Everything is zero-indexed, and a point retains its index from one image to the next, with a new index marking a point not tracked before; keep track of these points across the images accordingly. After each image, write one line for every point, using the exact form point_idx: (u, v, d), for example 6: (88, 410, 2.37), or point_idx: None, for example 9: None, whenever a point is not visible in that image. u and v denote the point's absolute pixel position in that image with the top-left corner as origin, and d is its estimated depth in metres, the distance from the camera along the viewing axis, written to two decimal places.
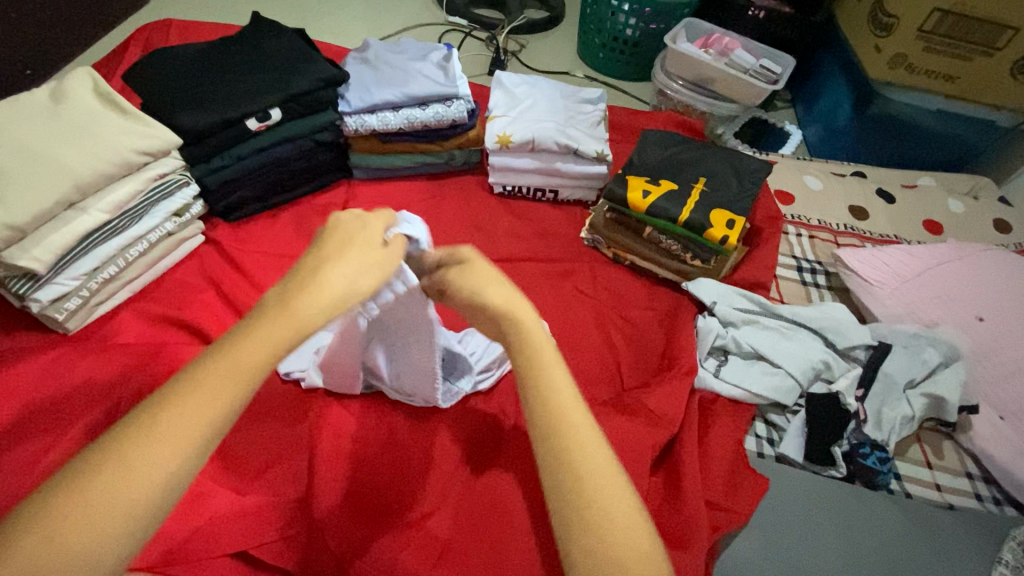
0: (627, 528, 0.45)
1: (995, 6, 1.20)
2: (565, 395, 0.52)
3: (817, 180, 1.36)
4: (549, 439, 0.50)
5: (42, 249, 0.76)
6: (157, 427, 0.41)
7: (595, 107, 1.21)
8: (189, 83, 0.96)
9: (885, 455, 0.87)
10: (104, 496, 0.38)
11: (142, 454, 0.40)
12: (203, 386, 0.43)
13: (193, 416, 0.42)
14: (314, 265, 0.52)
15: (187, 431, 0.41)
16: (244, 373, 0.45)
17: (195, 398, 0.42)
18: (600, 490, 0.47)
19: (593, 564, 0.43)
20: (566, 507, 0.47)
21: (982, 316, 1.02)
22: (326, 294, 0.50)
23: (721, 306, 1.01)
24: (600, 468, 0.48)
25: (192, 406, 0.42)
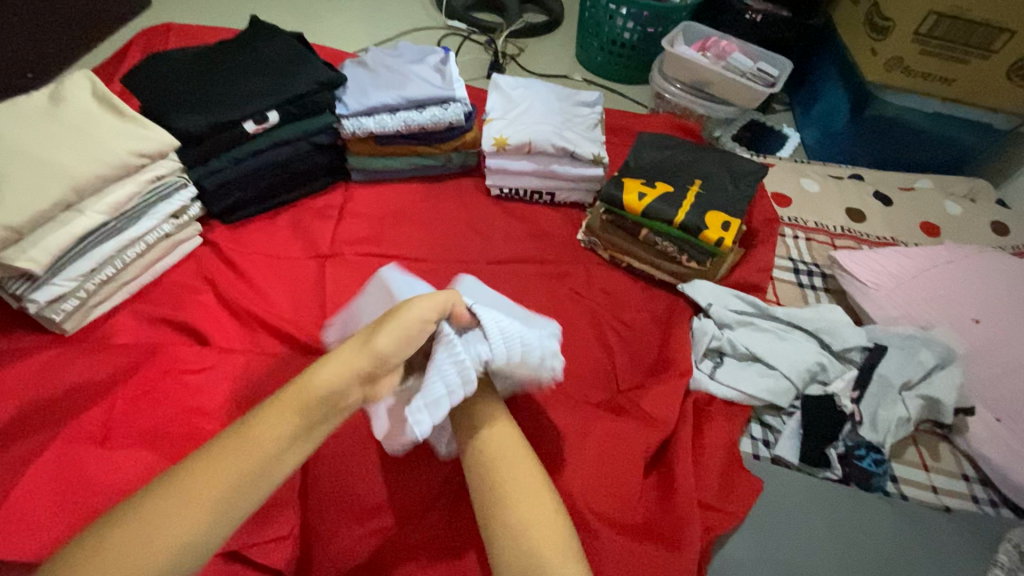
0: (540, 507, 0.59)
1: (990, 9, 1.21)
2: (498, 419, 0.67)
3: (814, 182, 1.36)
4: (487, 450, 0.63)
5: (40, 250, 0.76)
6: (192, 486, 0.50)
7: (592, 110, 1.22)
8: (186, 86, 0.96)
9: (881, 457, 0.88)
10: (137, 538, 0.47)
11: (173, 504, 0.49)
12: (222, 453, 0.53)
13: (208, 477, 0.51)
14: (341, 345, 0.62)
15: (207, 492, 0.50)
16: (267, 443, 0.54)
17: (225, 461, 0.52)
18: (528, 509, 0.58)
19: (515, 535, 0.56)
20: (497, 527, 0.57)
21: (978, 318, 1.02)
22: (341, 368, 0.59)
23: (717, 307, 1.01)
24: (523, 467, 0.62)
25: (223, 469, 0.52)
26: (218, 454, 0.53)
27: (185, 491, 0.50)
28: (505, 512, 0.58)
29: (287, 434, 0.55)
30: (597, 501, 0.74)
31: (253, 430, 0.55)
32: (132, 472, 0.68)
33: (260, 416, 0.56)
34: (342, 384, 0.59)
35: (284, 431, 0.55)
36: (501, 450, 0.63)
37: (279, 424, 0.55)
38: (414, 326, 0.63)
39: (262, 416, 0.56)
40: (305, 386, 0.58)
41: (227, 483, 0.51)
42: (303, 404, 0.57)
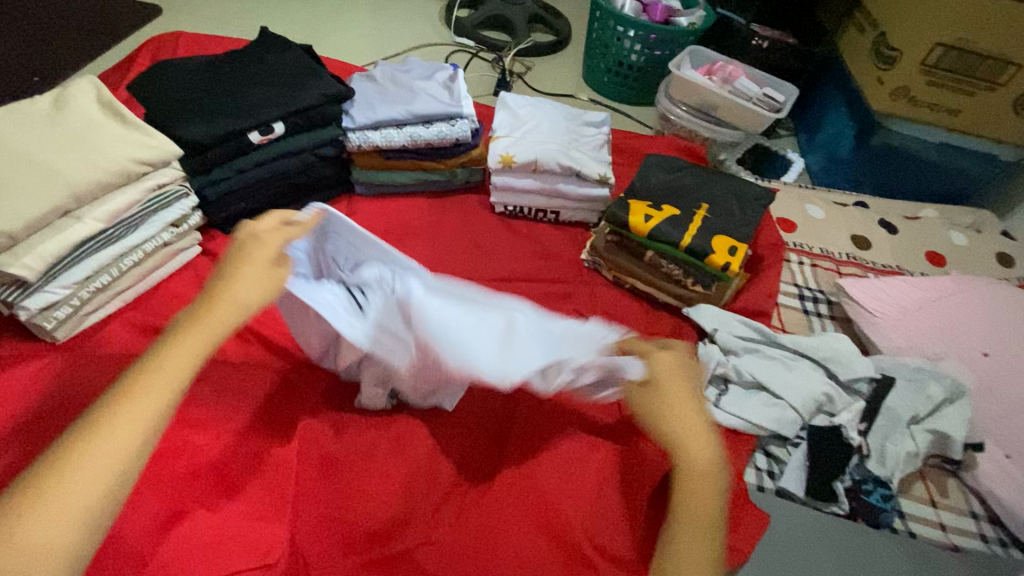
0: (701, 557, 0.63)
1: (997, 42, 1.22)
2: (695, 444, 0.70)
3: (818, 208, 1.36)
4: (683, 480, 0.68)
5: (34, 257, 0.74)
6: (138, 400, 0.52)
7: (599, 130, 1.21)
8: (193, 94, 0.96)
9: (889, 493, 0.86)
10: (100, 450, 0.49)
11: (123, 415, 0.51)
12: (160, 367, 0.54)
13: (155, 388, 0.53)
14: (229, 275, 0.64)
15: (153, 404, 0.52)
16: (180, 367, 0.55)
17: (163, 370, 0.54)
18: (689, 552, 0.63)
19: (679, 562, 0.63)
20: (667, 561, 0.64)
21: (987, 351, 1.01)
22: (252, 282, 0.63)
23: (722, 332, 0.99)
24: (698, 510, 0.66)
25: (164, 377, 0.54)
26: (162, 361, 0.55)
27: (93, 438, 0.49)
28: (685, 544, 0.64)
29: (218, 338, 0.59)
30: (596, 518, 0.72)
31: (165, 358, 0.55)
32: None
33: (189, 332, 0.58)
34: (259, 280, 0.64)
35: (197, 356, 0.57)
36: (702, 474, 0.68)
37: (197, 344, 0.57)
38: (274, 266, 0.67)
39: (169, 344, 0.56)
40: (226, 300, 0.61)
41: (145, 416, 0.52)
42: (229, 313, 0.60)
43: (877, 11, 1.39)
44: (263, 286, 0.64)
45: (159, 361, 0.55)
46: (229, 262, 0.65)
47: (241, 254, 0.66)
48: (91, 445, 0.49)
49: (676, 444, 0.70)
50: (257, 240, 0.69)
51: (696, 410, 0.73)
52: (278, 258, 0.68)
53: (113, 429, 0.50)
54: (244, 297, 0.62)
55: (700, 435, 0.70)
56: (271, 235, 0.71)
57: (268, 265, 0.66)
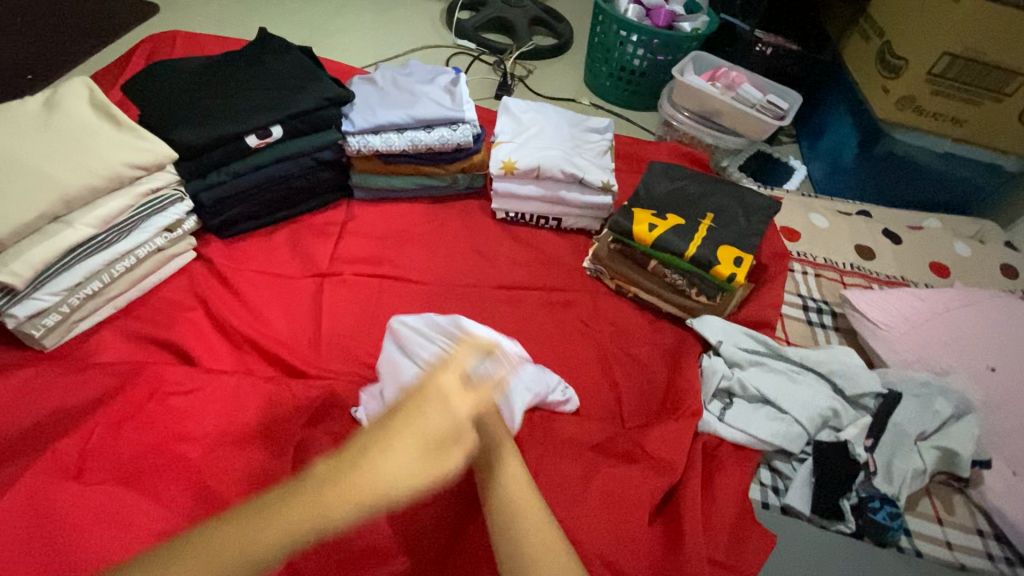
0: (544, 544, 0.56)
1: (1004, 52, 1.20)
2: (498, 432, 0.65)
3: (822, 217, 1.34)
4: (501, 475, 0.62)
5: (22, 263, 0.72)
6: (245, 535, 0.47)
7: (602, 137, 1.20)
8: (190, 97, 0.93)
9: (896, 510, 0.83)
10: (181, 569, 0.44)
11: (226, 544, 0.46)
12: (289, 510, 0.49)
13: (269, 531, 0.48)
14: (408, 419, 0.58)
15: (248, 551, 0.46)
16: (298, 520, 0.49)
17: (288, 511, 0.49)
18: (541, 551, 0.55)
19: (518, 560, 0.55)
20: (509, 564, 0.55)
21: (993, 366, 1.00)
22: (415, 454, 0.56)
23: (727, 345, 0.98)
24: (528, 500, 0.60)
25: (277, 521, 0.48)
26: (299, 497, 0.51)
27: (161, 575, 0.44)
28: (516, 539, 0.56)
29: (351, 506, 0.51)
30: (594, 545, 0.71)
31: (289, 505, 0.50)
32: (109, 507, 0.64)
33: (336, 473, 0.53)
34: (424, 445, 0.57)
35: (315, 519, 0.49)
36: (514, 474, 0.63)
37: (320, 510, 0.50)
38: (446, 429, 0.59)
39: (309, 489, 0.51)
40: (376, 458, 0.54)
41: (231, 558, 0.46)
42: (372, 487, 0.52)
43: (884, 19, 1.38)
44: (411, 469, 0.55)
45: (293, 496, 0.51)
46: (406, 413, 0.59)
47: (423, 406, 0.59)
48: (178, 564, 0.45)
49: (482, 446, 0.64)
50: (456, 391, 0.63)
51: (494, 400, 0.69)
52: (456, 435, 0.59)
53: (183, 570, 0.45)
54: (396, 468, 0.54)
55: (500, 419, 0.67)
56: (474, 392, 0.64)
57: (434, 442, 0.58)
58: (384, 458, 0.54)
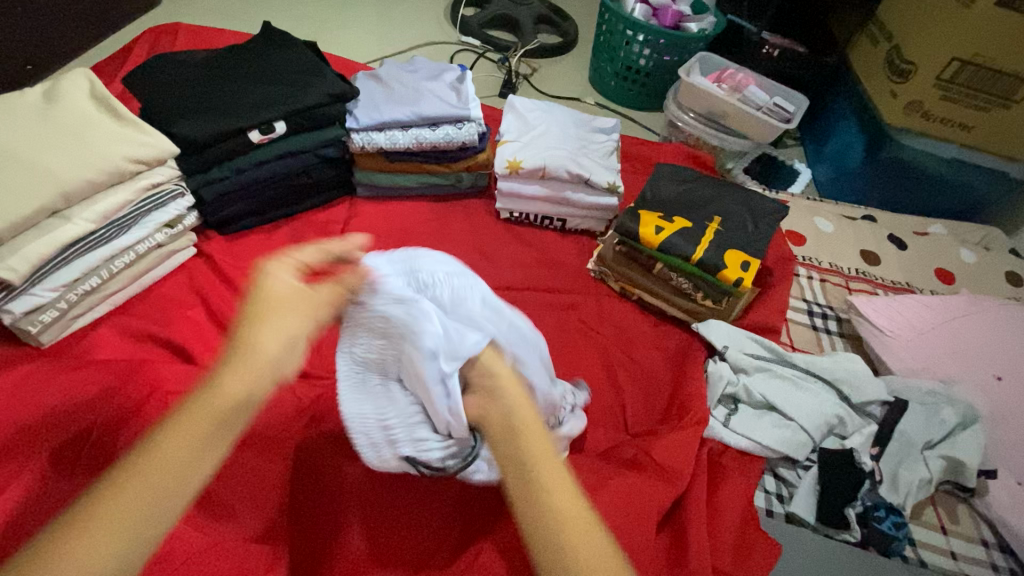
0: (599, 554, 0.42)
1: (1014, 57, 1.20)
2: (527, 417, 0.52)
3: (828, 222, 1.33)
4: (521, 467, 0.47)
5: (19, 259, 0.71)
6: (147, 473, 0.41)
7: (608, 137, 1.18)
8: (191, 90, 0.92)
9: (901, 520, 0.83)
10: (106, 522, 0.39)
11: (136, 484, 0.41)
12: (184, 426, 0.43)
13: (171, 458, 0.42)
14: (254, 314, 0.50)
15: (168, 486, 0.41)
16: (197, 437, 0.43)
17: (181, 429, 0.43)
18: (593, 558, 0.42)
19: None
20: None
21: (999, 375, 0.99)
22: (282, 329, 0.50)
23: (733, 350, 0.97)
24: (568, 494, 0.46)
25: (182, 446, 0.43)
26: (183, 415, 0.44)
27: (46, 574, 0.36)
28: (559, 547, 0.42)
29: (246, 403, 0.46)
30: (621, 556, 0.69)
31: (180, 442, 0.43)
32: None
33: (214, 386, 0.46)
34: (294, 321, 0.51)
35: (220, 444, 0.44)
36: (526, 431, 0.50)
37: (232, 409, 0.45)
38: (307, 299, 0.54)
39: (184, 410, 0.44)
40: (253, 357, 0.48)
41: (151, 492, 0.41)
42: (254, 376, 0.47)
43: (893, 24, 1.37)
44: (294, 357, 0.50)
45: (181, 418, 0.44)
46: (252, 313, 0.50)
47: (278, 305, 0.51)
48: (95, 516, 0.39)
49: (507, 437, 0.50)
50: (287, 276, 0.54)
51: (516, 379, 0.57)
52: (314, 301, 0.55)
53: (110, 523, 0.39)
54: (268, 350, 0.49)
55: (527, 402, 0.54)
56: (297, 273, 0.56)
57: (294, 315, 0.52)
58: (257, 347, 0.48)
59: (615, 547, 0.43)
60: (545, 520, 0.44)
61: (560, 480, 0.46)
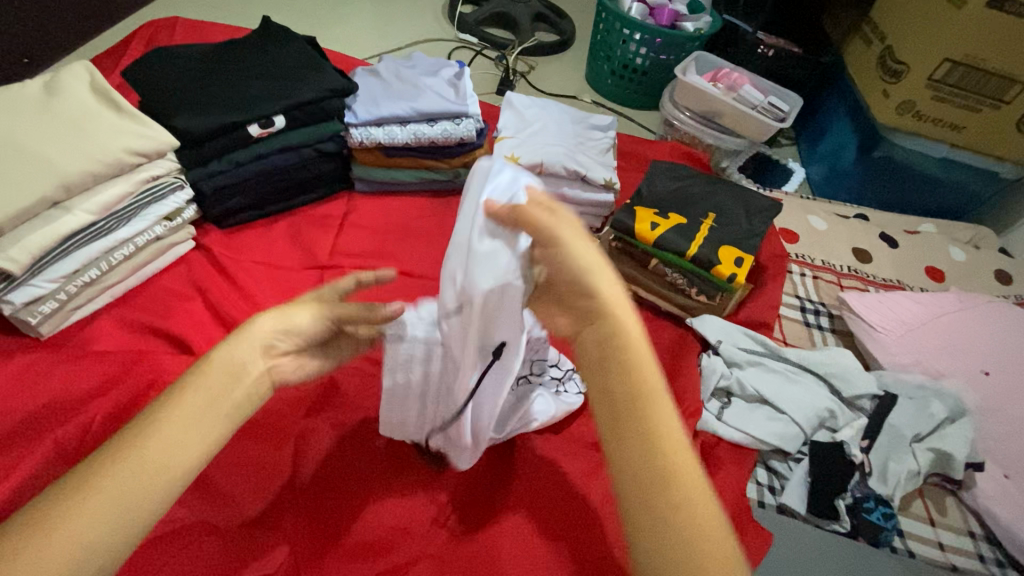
0: (706, 513, 0.41)
1: (1003, 58, 1.22)
2: (634, 342, 0.46)
3: (821, 220, 1.35)
4: (633, 407, 0.44)
5: (20, 249, 0.71)
6: (165, 430, 0.45)
7: (605, 134, 1.19)
8: (191, 84, 0.92)
9: (890, 510, 0.84)
10: (132, 477, 0.42)
11: (158, 444, 0.44)
12: (196, 394, 0.47)
13: (188, 424, 0.46)
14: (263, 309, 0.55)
15: (187, 448, 0.45)
16: (212, 407, 0.47)
17: (196, 395, 0.47)
18: (703, 513, 0.41)
19: (665, 534, 0.41)
20: (657, 534, 0.41)
21: (987, 370, 1.01)
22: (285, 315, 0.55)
23: (726, 344, 0.98)
24: (681, 445, 0.43)
25: (194, 409, 0.46)
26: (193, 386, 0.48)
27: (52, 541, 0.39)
28: (671, 503, 0.41)
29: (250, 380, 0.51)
30: (616, 535, 0.71)
31: (158, 435, 0.44)
32: None
33: (222, 357, 0.50)
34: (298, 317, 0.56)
35: (197, 441, 0.46)
36: (636, 361, 0.45)
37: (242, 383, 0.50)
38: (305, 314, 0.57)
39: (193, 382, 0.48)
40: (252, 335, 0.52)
41: (173, 450, 0.44)
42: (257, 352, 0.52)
43: (886, 24, 1.38)
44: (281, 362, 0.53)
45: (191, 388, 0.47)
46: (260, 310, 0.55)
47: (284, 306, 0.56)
48: (124, 470, 0.42)
49: (608, 360, 0.46)
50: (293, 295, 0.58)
51: (607, 271, 0.50)
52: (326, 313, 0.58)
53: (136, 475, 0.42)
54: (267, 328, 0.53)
55: (625, 313, 0.48)
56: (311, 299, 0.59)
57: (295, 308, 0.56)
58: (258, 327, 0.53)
59: (715, 500, 0.43)
60: (653, 466, 0.42)
61: (670, 427, 0.44)
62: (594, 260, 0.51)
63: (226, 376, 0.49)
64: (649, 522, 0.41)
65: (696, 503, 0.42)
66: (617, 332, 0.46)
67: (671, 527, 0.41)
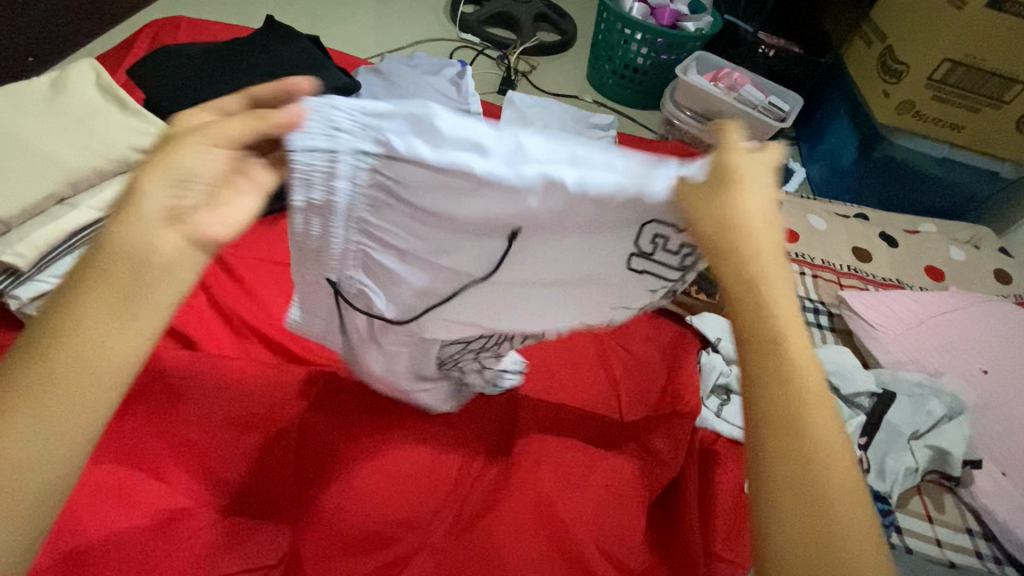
0: (852, 493, 0.39)
1: (1003, 59, 1.22)
2: (782, 309, 0.42)
3: (820, 220, 1.35)
4: (782, 380, 0.40)
5: (26, 244, 0.72)
6: (90, 320, 0.37)
7: (606, 133, 1.20)
8: (197, 83, 0.94)
9: (886, 507, 0.86)
10: (70, 382, 0.36)
11: (88, 342, 0.37)
12: (110, 276, 0.38)
13: (110, 310, 0.37)
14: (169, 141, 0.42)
15: (121, 339, 0.38)
16: (140, 283, 0.38)
17: (108, 274, 0.38)
18: (850, 488, 0.39)
19: (818, 511, 0.38)
20: (807, 513, 0.38)
21: (985, 368, 1.02)
22: (206, 152, 0.42)
23: (725, 343, 1.02)
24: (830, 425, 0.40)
25: (113, 291, 0.38)
26: (101, 266, 0.38)
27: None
28: (826, 479, 0.39)
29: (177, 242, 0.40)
30: (609, 527, 0.71)
31: (54, 370, 0.36)
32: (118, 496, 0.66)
33: (129, 219, 0.39)
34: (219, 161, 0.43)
35: (104, 381, 0.37)
36: (790, 317, 0.42)
37: (162, 243, 0.39)
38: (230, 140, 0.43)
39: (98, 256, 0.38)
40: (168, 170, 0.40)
41: (113, 343, 0.37)
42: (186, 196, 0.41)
43: (885, 24, 1.39)
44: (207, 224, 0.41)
45: (101, 268, 0.38)
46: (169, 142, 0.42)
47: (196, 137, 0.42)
48: (60, 376, 0.36)
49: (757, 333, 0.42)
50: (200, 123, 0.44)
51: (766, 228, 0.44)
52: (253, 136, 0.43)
53: (74, 375, 0.36)
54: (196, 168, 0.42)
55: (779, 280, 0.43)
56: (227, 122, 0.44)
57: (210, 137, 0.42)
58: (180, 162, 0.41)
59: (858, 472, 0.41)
60: (794, 447, 0.39)
61: (821, 398, 0.41)
62: (753, 187, 0.45)
63: (117, 270, 0.38)
64: (795, 500, 0.39)
65: (845, 482, 0.39)
66: (771, 286, 0.43)
67: (819, 507, 0.38)
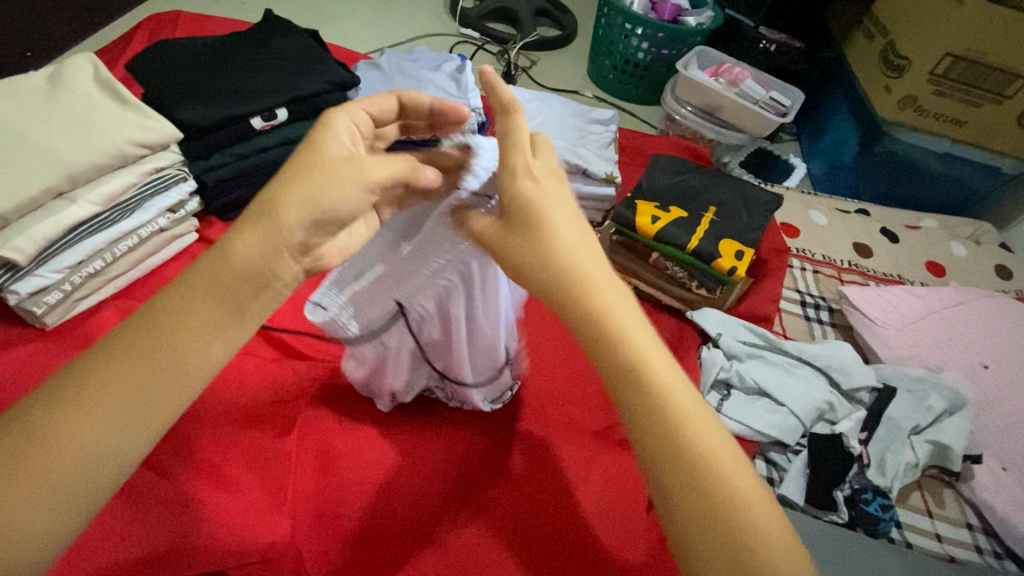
0: (749, 497, 0.42)
1: (1005, 53, 1.22)
2: (646, 344, 0.46)
3: (821, 215, 1.35)
4: (654, 407, 0.44)
5: (25, 239, 0.72)
6: (195, 308, 0.45)
7: (607, 128, 1.20)
8: (194, 77, 0.93)
9: (887, 502, 0.85)
10: (171, 363, 0.43)
11: (191, 330, 0.44)
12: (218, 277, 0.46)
13: (210, 307, 0.45)
14: (298, 162, 0.49)
15: (212, 333, 0.45)
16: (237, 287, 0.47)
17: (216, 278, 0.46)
18: (748, 495, 0.42)
19: (715, 522, 0.41)
20: (703, 531, 0.41)
21: (985, 364, 1.02)
22: (343, 182, 0.49)
23: (726, 337, 0.99)
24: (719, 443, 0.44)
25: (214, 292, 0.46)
26: (208, 266, 0.46)
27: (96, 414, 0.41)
28: (713, 494, 0.42)
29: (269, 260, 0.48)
30: (598, 517, 0.73)
31: (156, 352, 0.43)
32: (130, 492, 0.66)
33: (241, 232, 0.47)
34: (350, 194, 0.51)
35: (198, 368, 0.45)
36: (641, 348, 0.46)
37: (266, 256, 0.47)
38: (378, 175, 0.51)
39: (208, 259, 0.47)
40: (300, 192, 0.48)
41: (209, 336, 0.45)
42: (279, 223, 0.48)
43: (887, 19, 1.38)
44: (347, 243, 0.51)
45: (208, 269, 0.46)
46: (303, 155, 0.49)
47: (328, 163, 0.49)
48: (163, 356, 0.43)
49: (628, 369, 0.45)
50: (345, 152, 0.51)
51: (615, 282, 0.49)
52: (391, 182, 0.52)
53: (176, 355, 0.43)
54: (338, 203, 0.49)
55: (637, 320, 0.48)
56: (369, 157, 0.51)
57: (352, 166, 0.50)
58: (292, 186, 0.48)
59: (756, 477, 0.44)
60: (689, 461, 0.42)
61: (696, 415, 0.44)
62: (569, 228, 0.50)
63: (242, 284, 0.47)
64: (690, 516, 0.42)
65: (742, 490, 0.42)
66: (621, 330, 0.46)
67: (717, 519, 0.41)
